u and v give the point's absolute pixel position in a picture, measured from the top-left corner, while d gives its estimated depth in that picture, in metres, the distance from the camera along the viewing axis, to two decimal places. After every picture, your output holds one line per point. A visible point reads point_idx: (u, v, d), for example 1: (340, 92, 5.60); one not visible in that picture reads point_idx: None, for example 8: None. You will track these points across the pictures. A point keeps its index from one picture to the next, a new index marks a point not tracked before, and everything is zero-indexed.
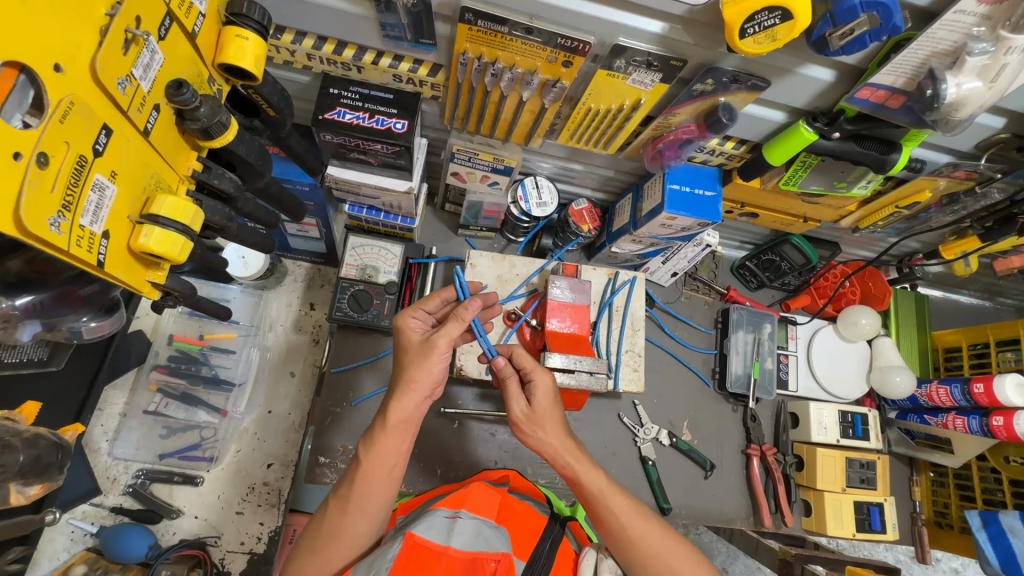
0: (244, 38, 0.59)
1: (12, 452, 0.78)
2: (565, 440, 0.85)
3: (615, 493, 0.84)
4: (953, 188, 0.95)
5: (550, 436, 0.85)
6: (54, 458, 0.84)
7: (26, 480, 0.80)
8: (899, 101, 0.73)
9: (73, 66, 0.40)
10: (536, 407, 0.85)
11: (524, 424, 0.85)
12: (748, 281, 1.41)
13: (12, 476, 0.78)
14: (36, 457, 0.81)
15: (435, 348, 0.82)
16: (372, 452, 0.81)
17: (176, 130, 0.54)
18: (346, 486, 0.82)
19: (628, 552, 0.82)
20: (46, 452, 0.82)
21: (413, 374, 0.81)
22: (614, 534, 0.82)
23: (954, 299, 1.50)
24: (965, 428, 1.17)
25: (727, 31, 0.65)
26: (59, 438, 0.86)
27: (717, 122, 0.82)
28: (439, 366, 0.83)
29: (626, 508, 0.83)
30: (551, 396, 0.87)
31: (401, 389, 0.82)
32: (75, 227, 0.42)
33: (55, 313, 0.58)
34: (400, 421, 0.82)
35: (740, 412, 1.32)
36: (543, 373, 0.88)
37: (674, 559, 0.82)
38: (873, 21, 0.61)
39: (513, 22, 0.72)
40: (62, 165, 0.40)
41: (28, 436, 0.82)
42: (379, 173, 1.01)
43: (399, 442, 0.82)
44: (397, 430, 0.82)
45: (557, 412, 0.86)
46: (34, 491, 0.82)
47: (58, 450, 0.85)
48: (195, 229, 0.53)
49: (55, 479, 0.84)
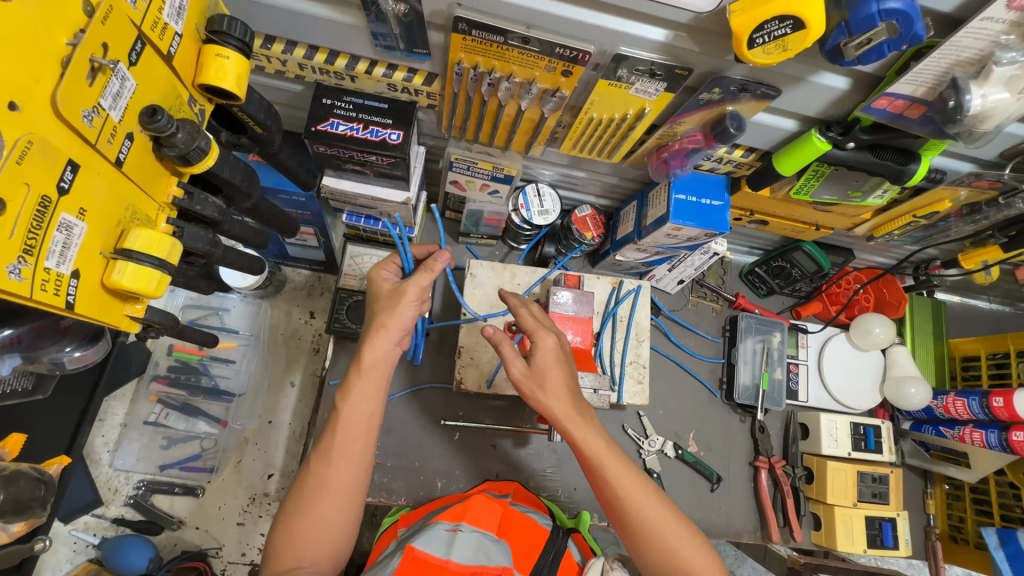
0: (225, 58, 0.56)
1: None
2: (568, 399, 0.81)
3: (618, 462, 0.80)
4: (974, 198, 0.90)
5: (553, 396, 0.80)
6: (37, 494, 0.84)
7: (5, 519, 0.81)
8: (918, 111, 0.69)
9: (31, 103, 0.38)
10: (538, 367, 0.81)
11: (525, 386, 0.81)
12: (757, 288, 1.38)
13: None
14: (16, 496, 0.81)
15: (405, 295, 0.82)
16: (349, 401, 0.78)
17: (153, 157, 0.52)
18: (328, 437, 0.77)
19: (623, 519, 0.79)
20: (27, 489, 0.82)
21: (387, 316, 0.81)
22: (609, 494, 0.79)
23: (973, 305, 1.45)
24: (983, 442, 1.13)
25: (735, 41, 0.61)
26: (42, 472, 0.85)
27: (724, 132, 0.78)
28: (410, 312, 0.82)
29: (621, 475, 0.79)
30: (554, 355, 0.82)
31: (370, 331, 0.81)
32: (39, 271, 0.40)
33: (36, 346, 0.56)
34: (374, 363, 0.80)
35: (749, 423, 1.29)
36: (546, 333, 0.83)
37: (669, 532, 0.77)
38: (891, 30, 0.56)
39: (509, 32, 0.68)
40: (22, 208, 0.38)
41: (7, 473, 0.81)
42: (376, 183, 0.98)
43: (375, 387, 0.80)
44: (371, 374, 0.80)
45: (561, 371, 0.82)
46: (17, 528, 0.83)
47: (39, 485, 0.84)
48: (172, 262, 0.51)
49: (38, 514, 0.85)
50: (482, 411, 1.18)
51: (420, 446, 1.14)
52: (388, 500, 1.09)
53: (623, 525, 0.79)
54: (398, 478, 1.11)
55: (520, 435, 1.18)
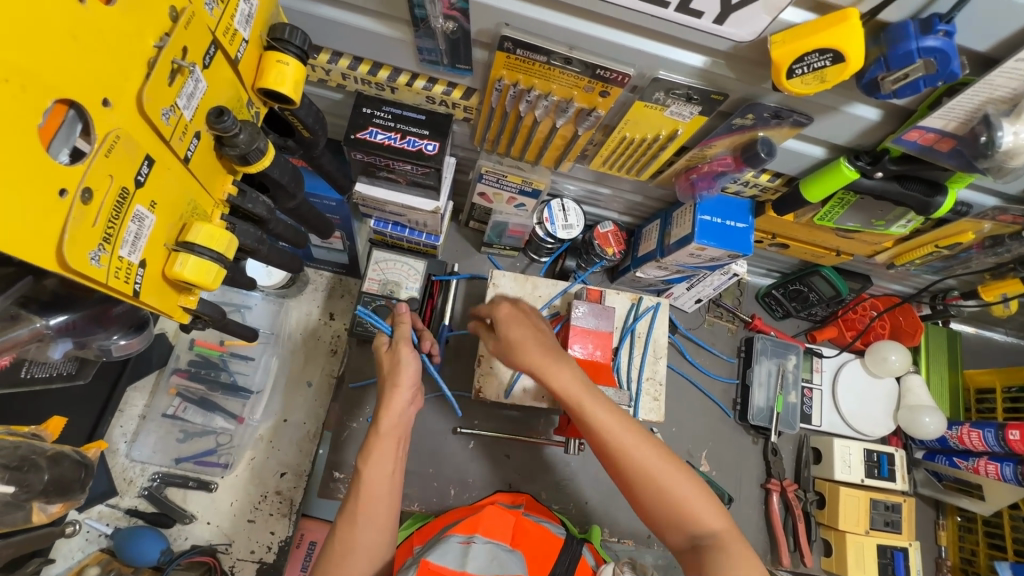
0: (284, 64, 0.59)
1: (38, 471, 0.75)
2: (541, 347, 0.77)
3: (596, 406, 0.73)
4: (997, 231, 0.92)
5: (524, 355, 0.76)
6: (78, 476, 0.80)
7: (48, 498, 0.77)
8: (948, 145, 0.71)
9: (120, 100, 0.40)
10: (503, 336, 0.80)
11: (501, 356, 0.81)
12: (773, 311, 1.38)
13: (35, 495, 0.75)
14: (59, 477, 0.77)
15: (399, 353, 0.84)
16: (370, 461, 0.78)
17: (215, 156, 0.54)
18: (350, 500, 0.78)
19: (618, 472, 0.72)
20: (70, 471, 0.79)
21: (398, 374, 0.83)
22: (595, 437, 0.73)
23: (987, 337, 1.45)
24: (998, 475, 1.14)
25: (775, 70, 0.63)
26: (83, 456, 0.82)
27: (755, 157, 0.80)
28: (415, 362, 0.85)
29: (607, 423, 0.72)
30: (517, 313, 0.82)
31: (387, 390, 0.83)
32: (114, 259, 0.41)
33: (86, 332, 0.58)
34: (392, 424, 0.81)
35: (761, 445, 1.29)
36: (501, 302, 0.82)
37: (665, 476, 0.70)
38: (929, 67, 0.58)
39: (552, 52, 0.71)
40: (105, 199, 0.40)
41: (52, 454, 0.77)
42: (407, 192, 1.01)
43: (395, 446, 0.81)
44: (391, 433, 0.81)
45: (528, 330, 0.78)
46: (57, 509, 0.78)
47: (82, 468, 0.81)
48: (229, 257, 0.53)
49: (77, 497, 0.80)
50: (496, 420, 1.18)
51: (434, 452, 1.15)
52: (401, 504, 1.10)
53: (617, 474, 0.72)
54: (412, 483, 1.11)
55: (533, 446, 1.18)
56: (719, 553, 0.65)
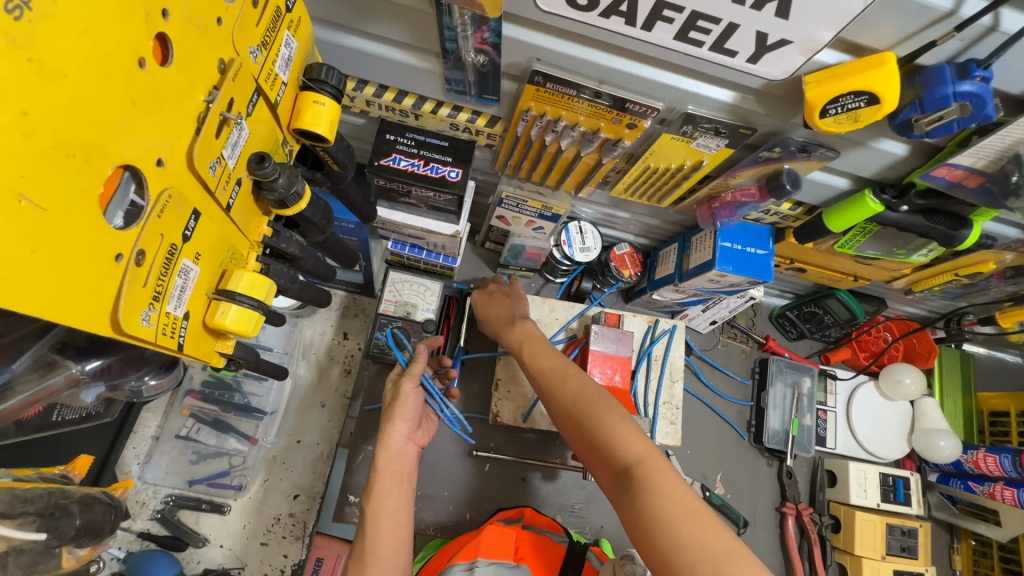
0: (320, 104, 0.58)
1: (70, 516, 0.71)
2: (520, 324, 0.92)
3: (553, 362, 0.81)
4: (1019, 262, 0.92)
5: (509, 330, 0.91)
6: (108, 519, 0.78)
7: (78, 541, 0.73)
8: (976, 181, 0.71)
9: (173, 158, 0.40)
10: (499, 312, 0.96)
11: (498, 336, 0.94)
12: (787, 331, 1.38)
13: (67, 540, 0.71)
14: (90, 521, 0.74)
15: (400, 393, 0.83)
16: (371, 499, 0.76)
17: (253, 199, 0.54)
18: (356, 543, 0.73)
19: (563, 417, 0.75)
20: (101, 515, 0.77)
21: (395, 410, 0.82)
22: (543, 384, 0.80)
23: (999, 358, 1.45)
24: (1014, 500, 1.13)
25: (807, 109, 0.63)
26: (113, 498, 0.80)
27: (780, 188, 0.80)
28: (413, 396, 0.84)
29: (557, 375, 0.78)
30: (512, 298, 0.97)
31: (387, 423, 0.82)
32: (162, 316, 0.41)
33: (121, 373, 0.57)
34: (387, 460, 0.79)
35: (776, 468, 1.29)
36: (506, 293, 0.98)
37: (591, 411, 0.71)
38: (964, 110, 0.58)
39: (583, 87, 0.70)
40: (156, 259, 0.39)
41: (82, 497, 0.75)
42: (426, 216, 1.01)
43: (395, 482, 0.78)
44: (390, 464, 0.79)
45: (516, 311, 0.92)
46: (85, 552, 0.74)
47: (111, 511, 0.79)
48: (268, 303, 0.52)
49: (106, 540, 0.77)
50: (511, 443, 1.18)
51: (450, 475, 1.14)
52: (417, 529, 1.09)
53: (555, 414, 0.77)
54: (428, 507, 1.10)
55: (549, 469, 1.17)
56: (639, 481, 0.62)
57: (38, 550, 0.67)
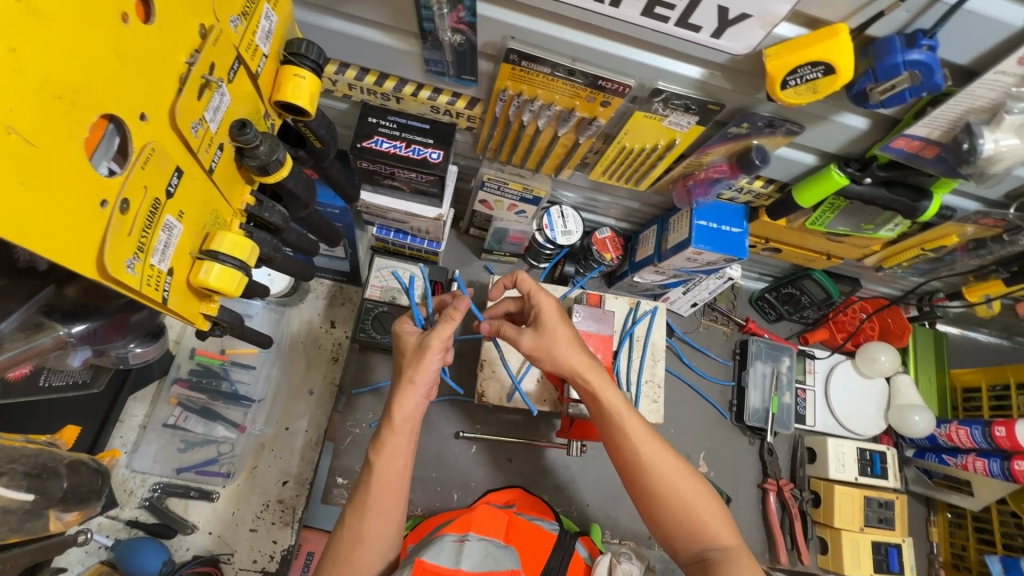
0: (300, 77, 0.60)
1: (57, 479, 0.72)
2: (580, 357, 0.82)
3: (629, 413, 0.79)
4: (980, 234, 0.96)
5: (564, 353, 0.81)
6: (94, 484, 0.78)
7: (66, 506, 0.74)
8: (933, 152, 0.75)
9: (155, 114, 0.42)
10: (547, 333, 0.82)
11: (537, 352, 0.83)
12: (766, 313, 1.42)
13: (54, 503, 0.72)
14: (77, 484, 0.76)
15: (428, 348, 0.80)
16: (381, 456, 0.79)
17: (235, 166, 0.56)
18: (360, 492, 0.79)
19: (637, 477, 0.76)
20: (87, 479, 0.77)
21: (416, 374, 0.80)
22: (614, 438, 0.79)
23: (972, 337, 1.50)
24: (986, 470, 1.17)
25: (769, 82, 0.67)
26: (101, 463, 0.81)
27: (749, 164, 0.83)
28: (436, 365, 0.81)
29: (638, 431, 0.77)
30: (560, 316, 0.83)
31: (401, 388, 0.80)
32: (147, 267, 0.43)
33: (106, 340, 0.58)
34: (404, 421, 0.80)
35: (758, 445, 1.32)
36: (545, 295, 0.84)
37: (686, 491, 0.75)
38: (914, 79, 0.61)
39: (556, 64, 0.73)
40: (140, 210, 0.41)
41: (70, 460, 0.76)
42: (410, 200, 1.03)
43: (406, 443, 0.81)
44: (402, 429, 0.80)
45: (569, 329, 0.83)
46: (72, 518, 0.75)
47: (98, 476, 0.79)
48: (251, 265, 0.54)
49: (93, 506, 0.79)
50: (498, 425, 1.20)
51: (438, 457, 1.15)
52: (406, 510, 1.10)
53: (628, 473, 0.77)
54: (416, 489, 1.12)
55: (535, 450, 1.20)
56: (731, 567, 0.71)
57: (28, 509, 0.69)
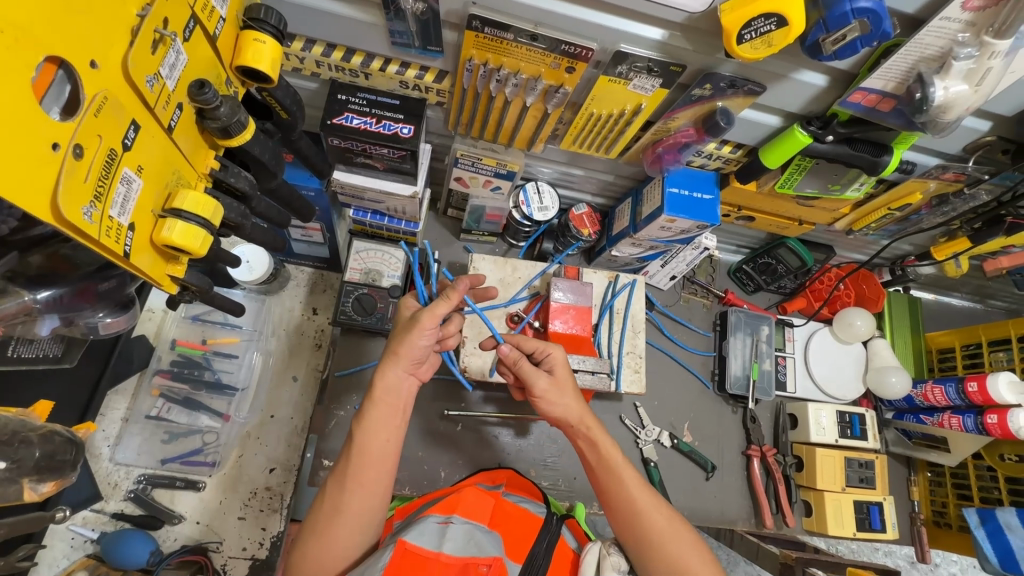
0: (261, 42, 0.61)
1: (29, 447, 0.76)
2: (584, 406, 0.87)
3: (628, 467, 0.83)
4: (942, 191, 0.99)
5: (571, 403, 0.86)
6: (68, 455, 0.81)
7: (39, 477, 0.77)
8: (889, 105, 0.77)
9: (106, 63, 0.42)
10: (556, 379, 0.87)
11: (546, 398, 0.86)
12: (745, 285, 1.44)
13: (26, 472, 0.76)
14: (51, 453, 0.79)
15: (422, 326, 0.80)
16: (363, 428, 0.79)
17: (197, 129, 0.56)
18: (341, 464, 0.79)
19: (633, 523, 0.80)
20: (61, 449, 0.80)
21: (401, 345, 0.81)
22: (613, 486, 0.82)
23: (946, 301, 1.54)
24: (961, 426, 1.20)
25: (725, 37, 0.68)
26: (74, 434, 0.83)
27: (715, 126, 0.85)
28: (423, 343, 0.81)
29: (636, 483, 0.82)
30: (566, 368, 0.88)
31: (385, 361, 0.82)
32: (105, 217, 0.43)
33: (72, 307, 0.60)
34: (385, 395, 0.81)
35: (740, 413, 1.34)
36: (557, 346, 0.89)
37: (677, 542, 0.78)
38: (864, 27, 0.63)
39: (519, 29, 0.74)
40: (95, 158, 0.41)
41: (43, 431, 0.79)
42: (384, 177, 1.03)
43: (390, 416, 0.81)
44: (384, 404, 0.81)
45: (573, 382, 0.88)
46: (47, 489, 0.78)
47: (72, 446, 0.82)
48: (215, 224, 0.55)
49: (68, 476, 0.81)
50: (482, 402, 1.21)
51: (424, 436, 1.16)
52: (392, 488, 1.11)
53: (623, 521, 0.81)
54: (402, 467, 1.12)
55: (520, 426, 1.21)
56: None
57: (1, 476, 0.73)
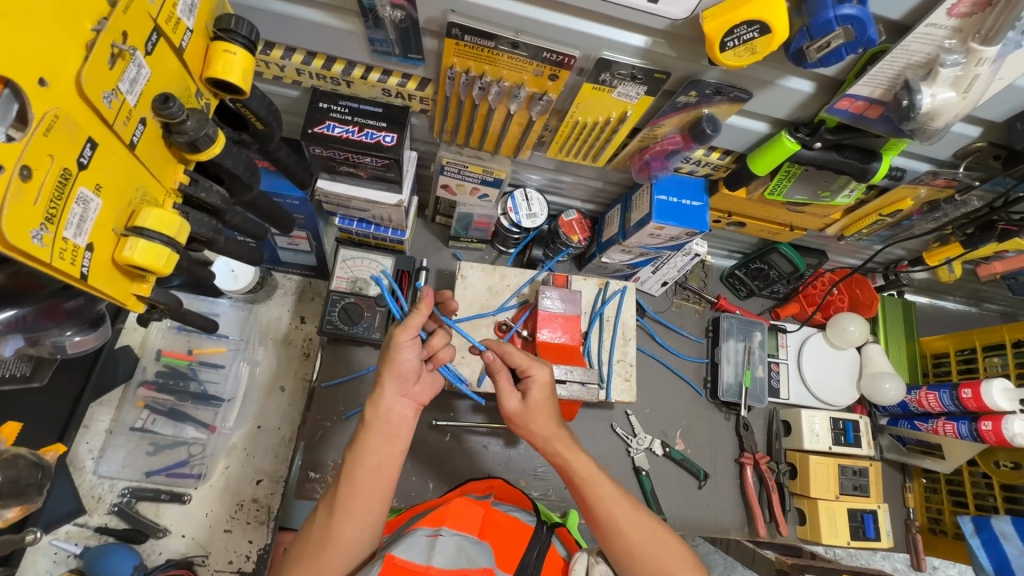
0: (232, 53, 0.59)
1: None
2: (556, 426, 0.84)
3: (603, 480, 0.82)
4: (933, 196, 0.98)
5: (541, 426, 0.83)
6: (34, 477, 0.81)
7: (3, 502, 0.77)
8: (877, 111, 0.75)
9: (58, 79, 0.41)
10: (531, 402, 0.83)
11: (517, 418, 0.84)
12: (737, 290, 1.43)
13: None
14: (14, 478, 0.78)
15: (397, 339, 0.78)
16: (354, 455, 0.78)
17: (163, 143, 0.55)
18: (331, 492, 0.78)
19: (613, 537, 0.78)
20: (25, 472, 0.79)
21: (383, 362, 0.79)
22: (589, 503, 0.80)
23: (941, 305, 1.52)
24: (955, 433, 1.17)
25: (708, 45, 0.66)
26: (40, 457, 0.83)
27: (701, 133, 0.84)
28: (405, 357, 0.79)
29: (612, 496, 0.80)
30: (547, 391, 0.84)
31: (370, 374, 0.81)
32: (58, 240, 0.42)
33: (38, 327, 0.58)
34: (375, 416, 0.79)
35: (733, 421, 1.33)
36: (541, 367, 0.85)
37: (659, 550, 0.77)
38: (848, 35, 0.62)
39: (500, 38, 0.73)
40: (46, 178, 0.40)
41: (7, 455, 0.78)
42: (369, 186, 1.02)
43: (374, 432, 0.79)
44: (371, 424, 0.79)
45: (552, 404, 0.84)
46: (12, 514, 0.78)
47: (37, 469, 0.81)
48: (180, 241, 0.54)
49: (33, 501, 0.81)
50: (471, 411, 1.19)
51: (412, 447, 1.15)
52: None
53: (603, 538, 0.79)
54: None
55: (510, 435, 1.19)
56: None
57: None
